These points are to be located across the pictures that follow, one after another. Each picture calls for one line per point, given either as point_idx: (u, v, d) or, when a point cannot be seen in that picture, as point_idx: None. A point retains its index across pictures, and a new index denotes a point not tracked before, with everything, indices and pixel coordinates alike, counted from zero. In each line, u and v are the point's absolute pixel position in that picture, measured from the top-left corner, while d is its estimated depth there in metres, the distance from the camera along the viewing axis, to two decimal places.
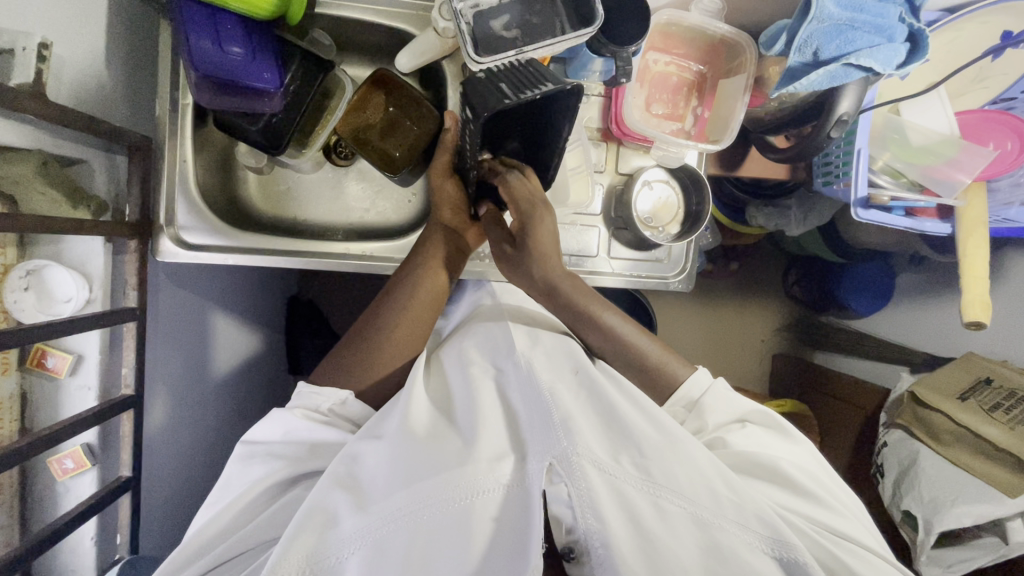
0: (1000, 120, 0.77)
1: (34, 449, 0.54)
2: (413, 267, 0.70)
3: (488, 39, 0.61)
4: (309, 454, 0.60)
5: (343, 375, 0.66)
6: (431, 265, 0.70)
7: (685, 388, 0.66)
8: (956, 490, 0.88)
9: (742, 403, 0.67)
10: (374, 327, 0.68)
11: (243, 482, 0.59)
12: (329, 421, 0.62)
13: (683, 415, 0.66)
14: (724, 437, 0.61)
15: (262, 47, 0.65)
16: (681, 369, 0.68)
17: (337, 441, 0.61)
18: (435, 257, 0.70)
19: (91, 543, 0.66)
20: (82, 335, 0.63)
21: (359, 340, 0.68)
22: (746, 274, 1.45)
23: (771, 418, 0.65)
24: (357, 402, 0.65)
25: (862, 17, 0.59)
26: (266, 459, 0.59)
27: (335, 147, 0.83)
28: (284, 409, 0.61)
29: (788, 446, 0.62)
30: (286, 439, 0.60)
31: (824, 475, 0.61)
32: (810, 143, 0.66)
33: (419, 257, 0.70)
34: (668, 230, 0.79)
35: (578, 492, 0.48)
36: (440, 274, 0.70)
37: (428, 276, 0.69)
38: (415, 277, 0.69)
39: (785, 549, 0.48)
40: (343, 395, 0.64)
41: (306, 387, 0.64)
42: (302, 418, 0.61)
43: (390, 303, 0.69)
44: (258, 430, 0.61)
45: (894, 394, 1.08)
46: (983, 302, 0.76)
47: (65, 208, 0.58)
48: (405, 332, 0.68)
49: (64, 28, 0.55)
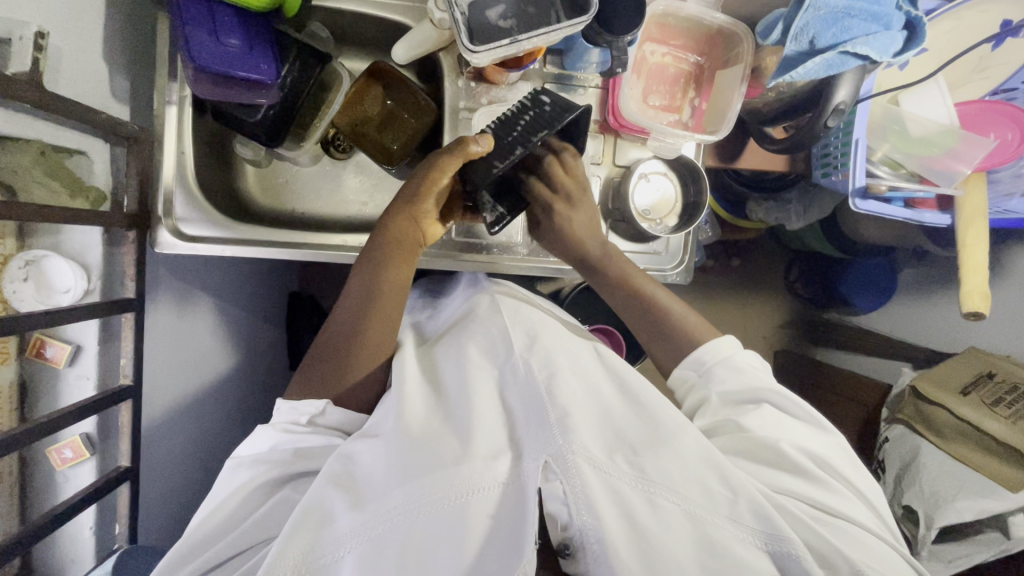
0: (1001, 111, 0.76)
1: (33, 436, 0.55)
2: (370, 264, 0.66)
3: (485, 27, 0.62)
4: (294, 457, 0.59)
5: (325, 380, 0.64)
6: (389, 258, 0.66)
7: (700, 352, 0.67)
8: (957, 485, 0.87)
9: (760, 378, 0.64)
10: (344, 328, 0.65)
11: (229, 489, 0.59)
12: (313, 431, 0.61)
13: (695, 378, 0.67)
14: (736, 421, 0.59)
15: (259, 38, 0.66)
16: (704, 334, 0.70)
17: (324, 448, 0.60)
18: (395, 252, 0.66)
19: (90, 532, 0.67)
20: (80, 325, 0.63)
21: (327, 347, 0.65)
22: (748, 270, 1.44)
23: (793, 403, 0.61)
24: (338, 410, 0.63)
25: (859, 5, 0.59)
26: (253, 464, 0.59)
27: (332, 140, 0.82)
28: (266, 423, 0.61)
29: (817, 436, 0.60)
30: (273, 450, 0.60)
31: (842, 465, 0.58)
32: (808, 131, 0.65)
33: (375, 253, 0.66)
34: (666, 222, 0.78)
35: (571, 488, 0.48)
36: (400, 266, 0.66)
37: (386, 271, 0.66)
38: (372, 270, 0.65)
39: (778, 541, 0.47)
40: (322, 405, 0.62)
41: (285, 400, 0.63)
42: (283, 431, 0.60)
43: (346, 305, 0.66)
44: (246, 444, 0.61)
45: (895, 389, 1.08)
46: (982, 293, 0.75)
47: (64, 198, 0.58)
48: (378, 328, 0.65)
49: (62, 18, 0.56)
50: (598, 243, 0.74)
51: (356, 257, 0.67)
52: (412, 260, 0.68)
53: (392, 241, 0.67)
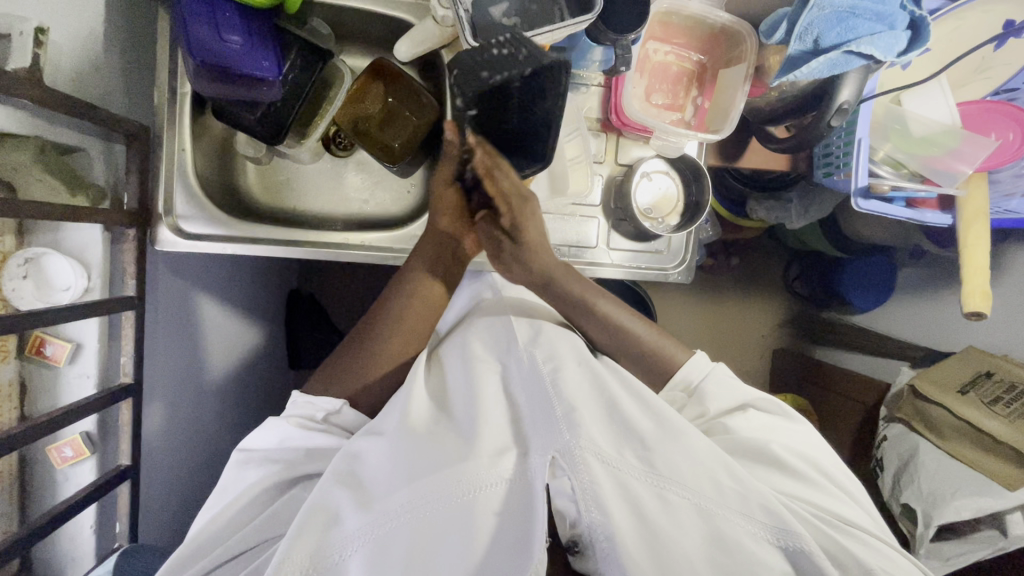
0: (1002, 111, 0.77)
1: (33, 435, 0.54)
2: (408, 277, 0.68)
3: (488, 25, 0.61)
4: (306, 457, 0.59)
5: (344, 377, 0.65)
6: (425, 273, 0.69)
7: (684, 373, 0.66)
8: (955, 484, 0.88)
9: (745, 389, 0.65)
10: (373, 335, 0.67)
11: (239, 486, 0.59)
12: (326, 431, 0.61)
13: (683, 400, 0.65)
14: (725, 424, 0.60)
15: (260, 35, 0.65)
16: (679, 354, 0.68)
17: (335, 448, 0.60)
18: (434, 267, 0.69)
19: (90, 531, 0.67)
20: (80, 323, 0.63)
21: (358, 347, 0.67)
22: (747, 269, 1.45)
23: (775, 403, 0.63)
24: (352, 411, 0.63)
25: (863, 4, 0.59)
26: (263, 463, 0.59)
27: (334, 138, 0.83)
28: (279, 417, 0.60)
29: (789, 427, 0.61)
30: (283, 447, 0.59)
31: (827, 463, 0.59)
32: (812, 131, 0.66)
33: (414, 267, 0.69)
34: (668, 222, 0.79)
35: (580, 485, 0.48)
36: (437, 280, 0.69)
37: (424, 284, 0.68)
38: (412, 282, 0.68)
39: (789, 536, 0.47)
40: (338, 404, 0.62)
41: (300, 396, 0.62)
42: (297, 427, 0.60)
43: (381, 310, 0.68)
44: (254, 438, 0.61)
45: (893, 388, 1.08)
46: (983, 293, 0.75)
47: (63, 196, 0.58)
48: (405, 338, 0.67)
49: (61, 14, 0.55)
50: (554, 258, 0.70)
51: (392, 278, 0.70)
52: (454, 275, 0.71)
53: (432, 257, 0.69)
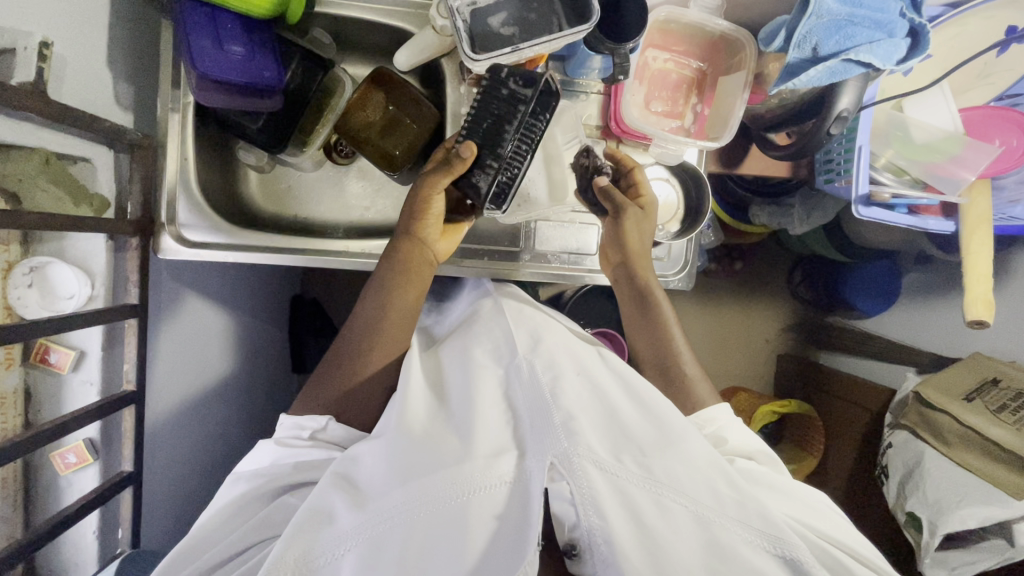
0: (1006, 117, 0.76)
1: (38, 442, 0.55)
2: (378, 288, 0.66)
3: (489, 34, 0.62)
4: (294, 470, 0.59)
5: (332, 386, 0.64)
6: (394, 284, 0.66)
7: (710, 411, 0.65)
8: (961, 492, 0.87)
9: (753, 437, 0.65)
10: (350, 345, 0.66)
11: (226, 499, 0.59)
12: (312, 445, 0.61)
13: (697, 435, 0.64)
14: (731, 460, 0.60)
15: (262, 45, 0.66)
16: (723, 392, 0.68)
17: (323, 461, 0.60)
18: (404, 276, 0.67)
19: (93, 536, 0.67)
20: (84, 330, 0.64)
21: (342, 353, 0.66)
22: (751, 273, 1.44)
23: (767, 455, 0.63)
24: (340, 426, 0.62)
25: (862, 12, 0.58)
26: (252, 478, 0.60)
27: (336, 146, 0.84)
28: (267, 439, 0.62)
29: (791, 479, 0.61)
30: (275, 462, 0.60)
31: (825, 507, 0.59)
32: (811, 138, 0.66)
33: (382, 277, 0.67)
34: (667, 228, 0.79)
35: (579, 491, 0.48)
36: (408, 293, 0.67)
37: (395, 295, 0.66)
38: (382, 292, 0.66)
39: (785, 547, 0.47)
40: (323, 420, 0.62)
41: (288, 418, 0.63)
42: (279, 446, 0.61)
43: (357, 322, 0.67)
44: (246, 459, 0.62)
45: (901, 393, 1.06)
46: (985, 301, 0.75)
47: (68, 205, 0.58)
48: (380, 353, 0.66)
49: (66, 27, 0.56)
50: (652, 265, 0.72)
51: (370, 274, 0.68)
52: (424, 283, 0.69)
53: (401, 265, 0.67)
